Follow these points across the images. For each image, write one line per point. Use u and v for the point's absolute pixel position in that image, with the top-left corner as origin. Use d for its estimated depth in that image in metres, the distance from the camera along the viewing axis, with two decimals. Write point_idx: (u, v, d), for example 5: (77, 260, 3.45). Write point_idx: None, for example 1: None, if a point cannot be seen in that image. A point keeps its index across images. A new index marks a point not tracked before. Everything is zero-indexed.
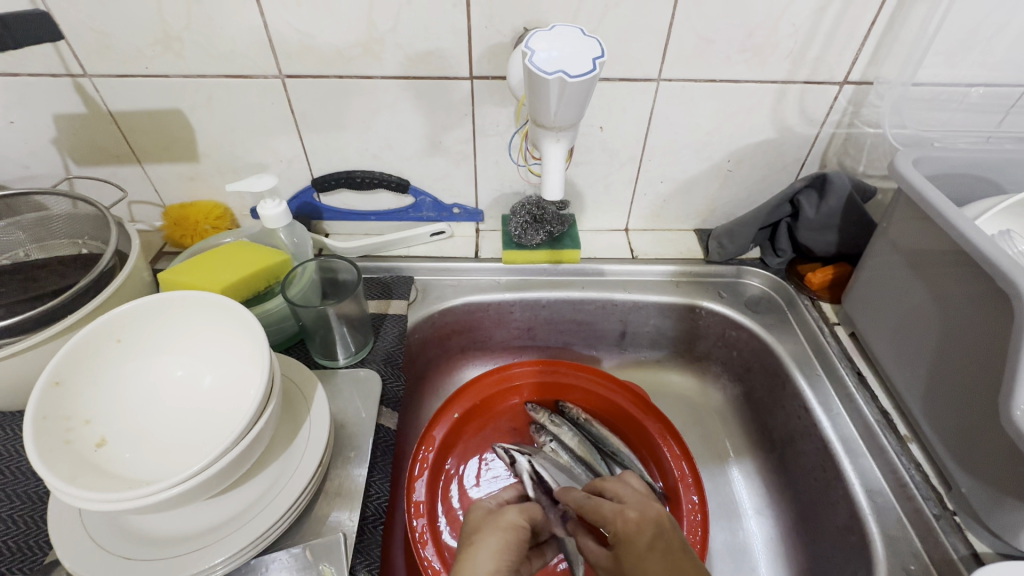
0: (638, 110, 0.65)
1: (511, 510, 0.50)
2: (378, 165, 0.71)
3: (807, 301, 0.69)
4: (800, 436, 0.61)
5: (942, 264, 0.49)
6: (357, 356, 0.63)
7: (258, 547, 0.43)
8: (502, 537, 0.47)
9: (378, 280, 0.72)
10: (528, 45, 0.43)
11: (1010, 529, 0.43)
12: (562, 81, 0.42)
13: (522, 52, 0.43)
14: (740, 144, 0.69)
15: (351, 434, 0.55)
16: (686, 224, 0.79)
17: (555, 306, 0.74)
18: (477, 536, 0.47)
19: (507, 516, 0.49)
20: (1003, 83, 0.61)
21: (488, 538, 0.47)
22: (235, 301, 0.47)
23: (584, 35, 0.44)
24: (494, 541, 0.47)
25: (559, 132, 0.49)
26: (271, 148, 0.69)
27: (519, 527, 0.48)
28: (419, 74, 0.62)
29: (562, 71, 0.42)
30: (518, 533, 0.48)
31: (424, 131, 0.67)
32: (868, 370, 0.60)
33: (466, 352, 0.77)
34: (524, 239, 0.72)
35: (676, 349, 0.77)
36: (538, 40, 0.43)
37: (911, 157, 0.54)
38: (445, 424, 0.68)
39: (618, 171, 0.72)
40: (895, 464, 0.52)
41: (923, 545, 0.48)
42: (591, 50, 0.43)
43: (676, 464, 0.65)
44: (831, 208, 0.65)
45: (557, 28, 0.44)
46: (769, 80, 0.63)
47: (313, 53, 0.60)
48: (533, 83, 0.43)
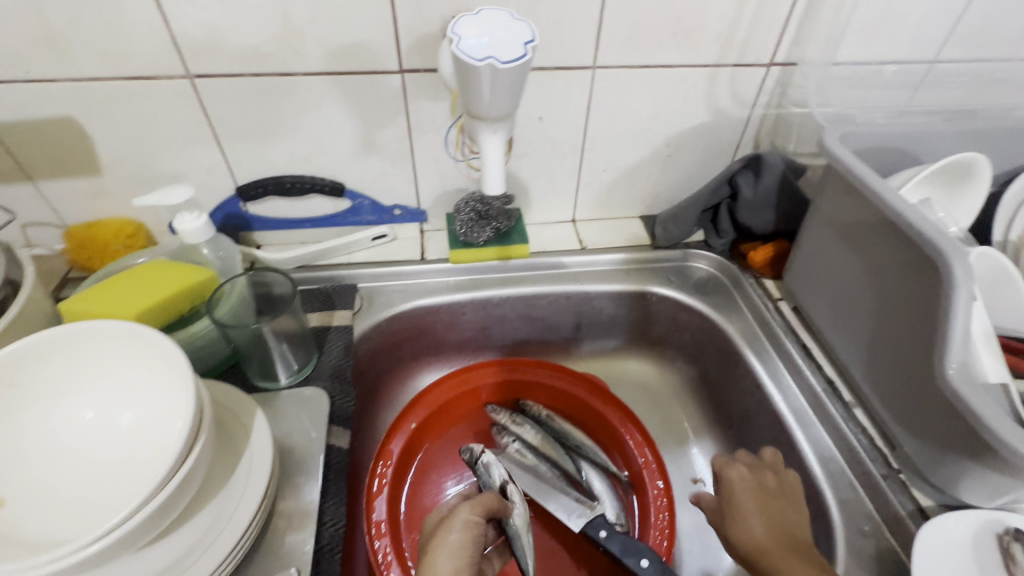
0: (576, 99, 0.65)
1: (463, 507, 0.49)
2: (308, 169, 0.67)
3: (751, 280, 0.70)
4: (754, 412, 0.62)
5: (872, 234, 0.50)
6: (301, 375, 0.59)
7: None
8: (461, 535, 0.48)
9: (319, 291, 0.68)
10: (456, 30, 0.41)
11: (950, 482, 0.45)
12: (494, 69, 0.39)
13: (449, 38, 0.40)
14: (678, 129, 0.70)
15: (299, 459, 0.51)
16: (631, 211, 0.79)
17: (508, 304, 0.72)
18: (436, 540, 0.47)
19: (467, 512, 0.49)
20: (910, 60, 0.65)
21: (449, 534, 0.47)
22: (148, 328, 0.42)
23: (513, 16, 0.41)
24: (453, 538, 0.47)
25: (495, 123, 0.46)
26: (186, 155, 0.63)
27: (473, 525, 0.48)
28: (344, 69, 0.58)
29: (493, 58, 0.39)
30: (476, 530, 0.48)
31: (356, 129, 0.63)
32: (811, 342, 0.62)
33: (420, 358, 0.74)
34: (471, 237, 0.69)
35: (632, 337, 0.77)
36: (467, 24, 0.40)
37: (837, 133, 0.55)
38: (403, 436, 0.65)
39: (561, 162, 0.71)
40: (843, 430, 0.54)
41: (874, 505, 0.49)
42: (522, 33, 0.40)
43: (639, 452, 0.65)
44: (767, 187, 0.67)
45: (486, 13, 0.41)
46: (700, 64, 0.63)
47: (224, 50, 0.55)
48: (463, 74, 0.41)
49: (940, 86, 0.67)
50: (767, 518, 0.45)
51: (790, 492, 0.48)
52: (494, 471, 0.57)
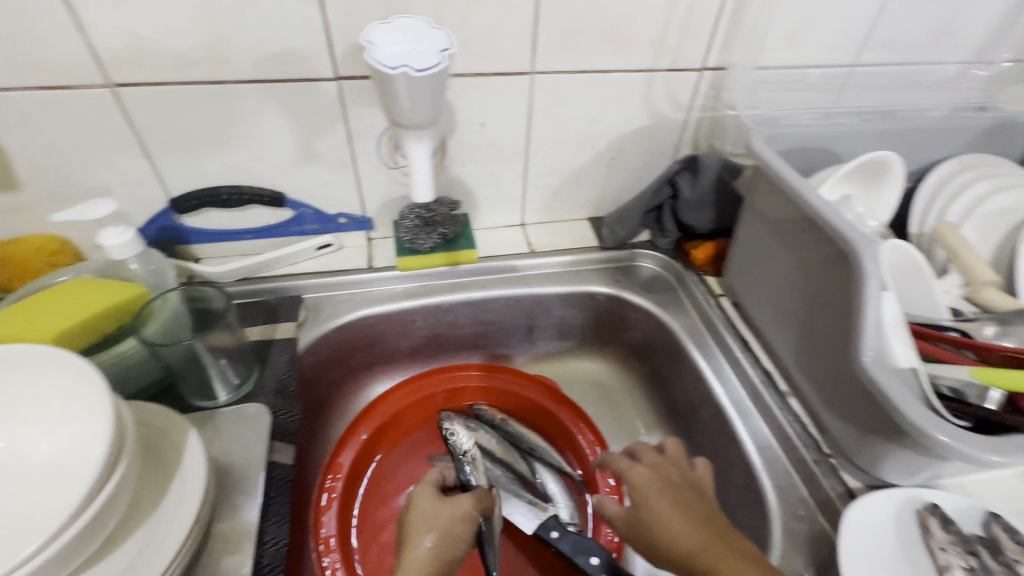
0: (516, 104, 0.65)
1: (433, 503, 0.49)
2: (245, 179, 0.65)
3: (694, 277, 0.72)
4: (699, 406, 0.64)
5: (797, 231, 0.53)
6: (241, 392, 0.57)
7: None
8: (438, 538, 0.46)
9: (261, 304, 0.66)
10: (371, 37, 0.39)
11: (874, 463, 0.48)
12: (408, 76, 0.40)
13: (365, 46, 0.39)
14: (619, 133, 0.71)
15: (239, 477, 0.50)
16: (579, 214, 0.80)
17: (459, 309, 0.72)
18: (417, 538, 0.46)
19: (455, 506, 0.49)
20: (831, 64, 0.68)
21: (422, 541, 0.45)
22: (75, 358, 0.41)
23: (432, 26, 0.42)
24: (428, 545, 0.45)
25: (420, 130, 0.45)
26: (112, 167, 0.60)
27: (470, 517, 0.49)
28: (277, 77, 0.57)
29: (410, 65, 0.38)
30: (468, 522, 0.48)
31: (294, 138, 0.62)
32: (750, 335, 0.64)
33: (372, 368, 0.73)
34: (416, 243, 0.69)
35: (584, 337, 0.78)
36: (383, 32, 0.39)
37: (763, 136, 0.58)
38: (353, 448, 0.64)
39: (506, 167, 0.72)
40: (778, 419, 0.56)
41: (809, 490, 0.51)
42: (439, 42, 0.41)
43: (591, 450, 0.66)
44: (704, 186, 0.69)
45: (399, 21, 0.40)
46: (636, 69, 0.65)
47: (146, 58, 0.53)
48: (382, 81, 0.42)
49: (861, 88, 0.71)
50: (689, 521, 0.42)
51: (694, 481, 0.47)
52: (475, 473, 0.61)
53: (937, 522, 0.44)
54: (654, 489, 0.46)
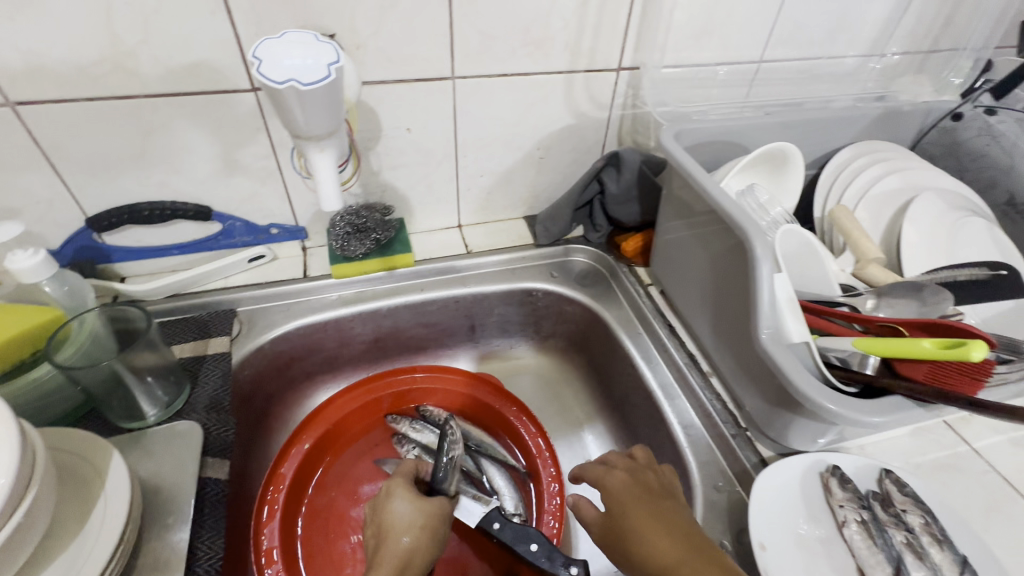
0: (440, 108, 0.66)
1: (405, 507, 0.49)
2: (167, 194, 0.64)
3: (625, 269, 0.75)
4: (632, 391, 0.67)
5: (704, 221, 0.56)
6: (171, 410, 0.56)
7: None
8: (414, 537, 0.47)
9: (192, 319, 0.65)
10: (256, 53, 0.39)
11: (782, 432, 0.51)
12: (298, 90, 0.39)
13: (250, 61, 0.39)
14: (545, 133, 0.73)
15: (168, 497, 0.49)
16: (514, 213, 0.82)
17: (398, 313, 0.73)
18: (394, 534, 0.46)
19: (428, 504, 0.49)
20: (739, 61, 0.72)
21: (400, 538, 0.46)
22: None
23: (317, 39, 0.41)
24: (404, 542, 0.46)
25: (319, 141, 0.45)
26: (21, 188, 0.58)
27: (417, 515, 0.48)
28: (190, 89, 0.56)
29: (295, 80, 0.38)
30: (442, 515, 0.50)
31: (214, 150, 0.62)
32: (675, 320, 0.68)
33: (313, 377, 0.73)
34: (348, 251, 0.69)
35: (525, 333, 0.80)
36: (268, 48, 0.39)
37: (672, 131, 0.61)
38: (295, 458, 0.64)
39: (437, 170, 0.73)
40: (701, 398, 0.59)
41: (728, 462, 0.55)
42: (326, 53, 0.40)
43: (533, 441, 0.68)
44: (628, 181, 0.72)
45: (287, 35, 0.40)
46: (555, 71, 0.67)
47: (47, 74, 0.52)
48: (272, 97, 0.40)
49: (768, 83, 0.76)
50: (660, 530, 0.41)
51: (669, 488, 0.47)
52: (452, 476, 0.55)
53: (837, 482, 0.48)
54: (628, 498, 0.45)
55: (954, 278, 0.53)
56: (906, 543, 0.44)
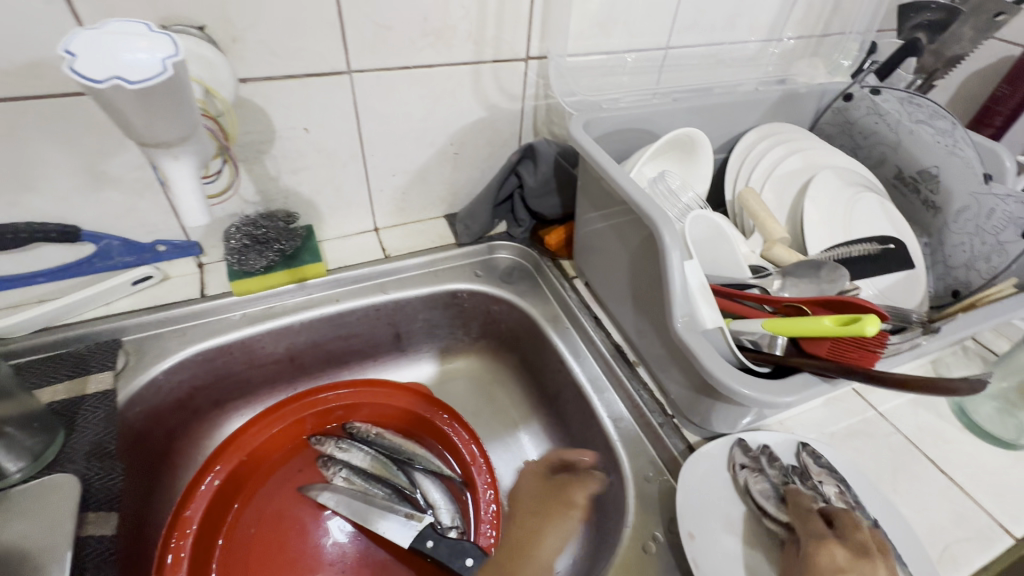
0: (339, 105, 0.62)
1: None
2: (19, 215, 0.55)
3: (549, 263, 0.74)
4: (563, 387, 0.66)
5: (615, 209, 0.55)
6: (41, 464, 0.49)
7: None
8: None
9: (66, 355, 0.57)
10: (70, 48, 0.33)
11: (704, 417, 0.52)
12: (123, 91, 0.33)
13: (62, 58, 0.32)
14: (457, 127, 0.70)
15: (37, 566, 0.43)
16: (434, 212, 0.79)
17: (312, 327, 0.68)
18: None
19: (575, 496, 0.49)
20: (646, 48, 0.72)
21: None
22: None
23: (150, 30, 0.35)
24: None
25: (169, 150, 0.40)
26: None
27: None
28: (31, 93, 0.48)
29: (120, 81, 0.33)
30: None
31: (73, 162, 0.54)
32: (601, 311, 0.67)
33: (222, 405, 0.67)
34: (247, 266, 0.63)
35: (454, 336, 0.77)
36: (83, 43, 0.32)
37: (582, 121, 0.60)
38: (203, 497, 0.58)
39: (344, 172, 0.68)
40: (628, 388, 0.59)
41: (657, 451, 0.55)
42: (160, 48, 0.34)
43: (466, 449, 0.65)
44: (545, 174, 0.71)
45: (111, 24, 0.34)
46: (460, 62, 0.64)
47: None
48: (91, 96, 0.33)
49: (675, 69, 0.77)
50: None
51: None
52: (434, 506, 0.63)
53: (765, 460, 0.49)
54: (838, 569, 0.38)
55: (850, 254, 0.56)
56: None
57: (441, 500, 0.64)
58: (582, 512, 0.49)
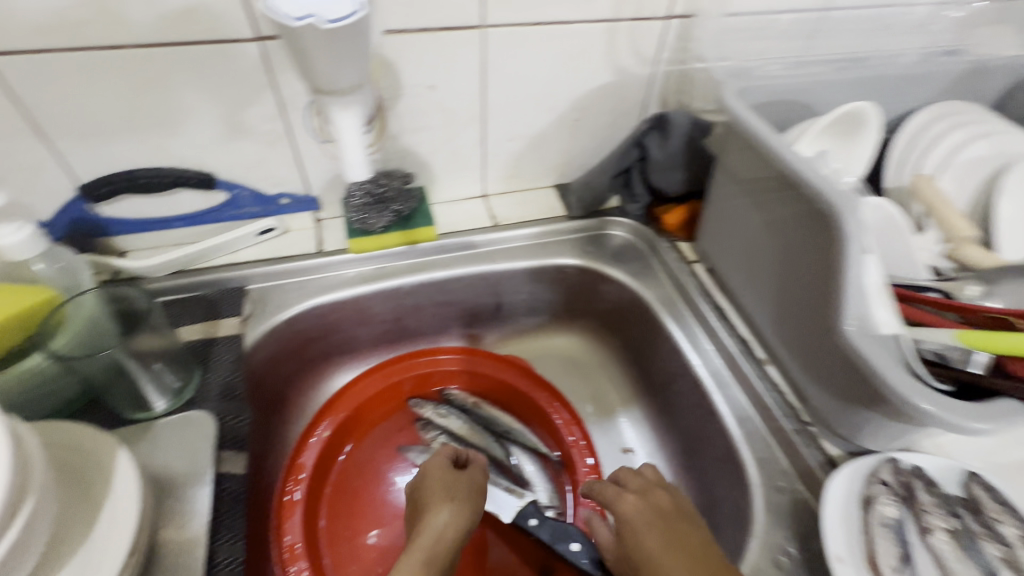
0: (466, 64, 0.59)
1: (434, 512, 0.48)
2: (165, 160, 0.57)
3: (666, 244, 0.69)
4: (675, 377, 0.62)
5: (766, 189, 0.50)
6: (181, 399, 0.52)
7: None
8: (452, 512, 0.47)
9: (199, 299, 0.60)
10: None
11: (853, 430, 0.46)
12: (317, 29, 0.33)
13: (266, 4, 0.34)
14: (582, 91, 0.66)
15: (181, 495, 0.46)
16: (544, 181, 0.75)
17: (420, 291, 0.67)
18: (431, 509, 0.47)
19: (454, 487, 0.50)
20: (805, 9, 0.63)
21: (442, 513, 0.46)
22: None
23: None
24: (445, 518, 0.46)
25: (344, 97, 0.40)
26: (3, 152, 0.52)
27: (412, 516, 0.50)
28: (186, 38, 0.49)
29: (315, 18, 0.33)
30: (472, 504, 0.49)
31: (215, 110, 0.55)
32: (725, 302, 0.62)
33: (330, 359, 0.68)
34: (368, 224, 0.63)
35: (555, 312, 0.74)
36: None
37: (735, 88, 0.54)
38: (315, 447, 0.60)
39: (462, 133, 0.66)
40: (757, 388, 0.54)
41: (789, 460, 0.50)
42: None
43: (568, 430, 0.63)
44: (675, 147, 0.65)
45: None
46: (597, 19, 0.59)
47: (20, 19, 0.45)
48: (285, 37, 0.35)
49: (835, 35, 0.67)
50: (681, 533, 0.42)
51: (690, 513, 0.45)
52: (530, 483, 0.63)
53: (920, 486, 0.44)
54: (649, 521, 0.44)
55: None
56: (1003, 559, 0.40)
57: (536, 476, 0.63)
58: (471, 497, 0.50)
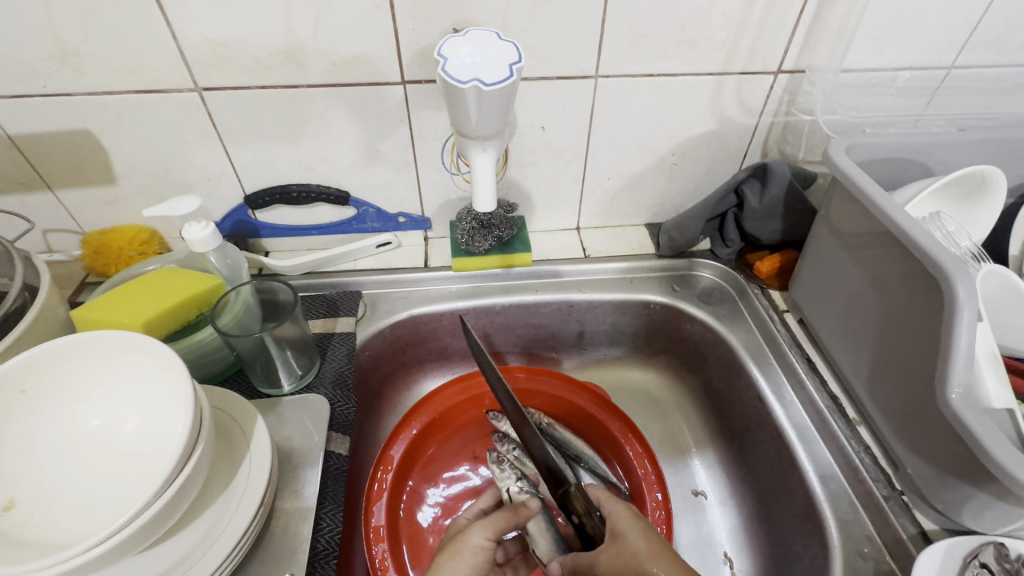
0: (577, 108, 0.64)
1: (478, 529, 0.50)
2: (314, 177, 0.68)
3: (757, 290, 0.69)
4: (755, 425, 0.61)
5: (874, 246, 0.50)
6: (303, 381, 0.60)
7: None
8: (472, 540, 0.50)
9: (323, 297, 0.69)
10: (445, 51, 0.43)
11: (952, 506, 0.44)
12: (478, 90, 0.41)
13: (437, 60, 0.42)
14: (683, 137, 0.69)
15: (299, 464, 0.53)
16: (636, 219, 0.79)
17: (511, 311, 0.72)
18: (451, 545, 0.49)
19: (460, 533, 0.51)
20: (926, 67, 0.62)
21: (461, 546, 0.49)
22: (157, 338, 0.43)
23: (500, 39, 0.43)
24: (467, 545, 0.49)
25: (484, 141, 0.48)
26: (196, 164, 0.64)
27: (482, 550, 0.49)
28: (348, 81, 0.59)
29: (478, 80, 0.41)
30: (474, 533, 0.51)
31: (359, 140, 0.64)
32: (816, 355, 0.61)
33: (423, 364, 0.75)
34: (472, 246, 0.70)
35: (635, 345, 0.76)
36: (458, 46, 0.42)
37: (843, 144, 0.54)
38: (403, 441, 0.65)
39: (565, 170, 0.71)
40: (845, 448, 0.53)
41: (875, 528, 0.49)
42: (508, 56, 0.42)
43: (639, 462, 0.64)
44: (774, 197, 0.66)
45: (473, 33, 0.43)
46: (705, 72, 0.62)
47: (230, 63, 0.56)
48: (451, 94, 0.43)
49: (958, 93, 0.65)
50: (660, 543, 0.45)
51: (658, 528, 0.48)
52: None
53: None
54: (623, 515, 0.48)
55: None
56: None
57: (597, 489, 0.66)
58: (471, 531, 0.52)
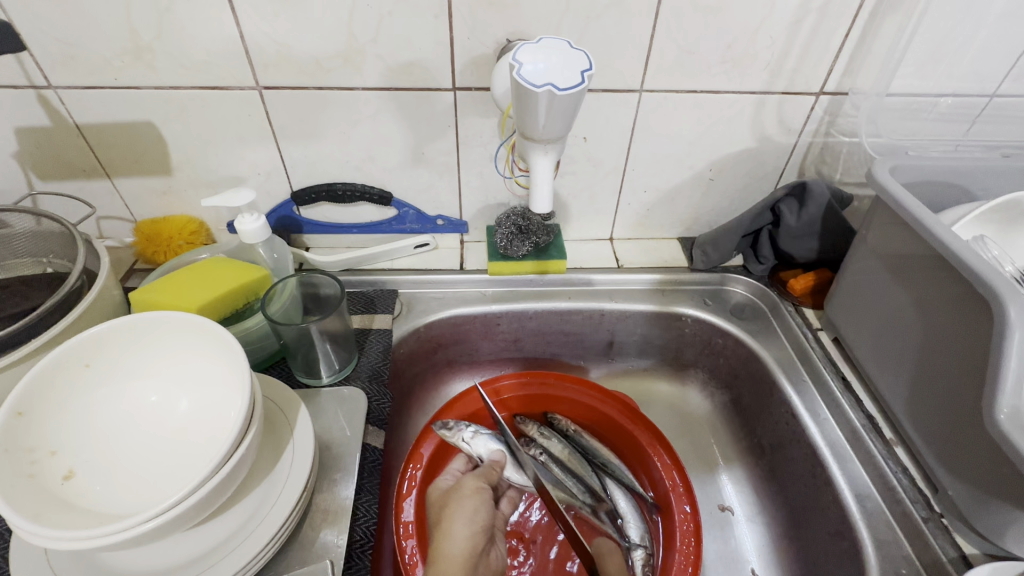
0: (620, 121, 0.66)
1: (469, 476, 0.58)
2: (359, 177, 0.70)
3: (790, 308, 0.70)
4: (788, 442, 0.61)
5: (921, 268, 0.50)
6: (341, 374, 0.61)
7: (249, 571, 0.42)
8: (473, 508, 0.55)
9: (362, 294, 0.71)
10: (516, 57, 0.44)
11: (997, 531, 0.44)
12: (552, 94, 0.43)
13: (509, 64, 0.44)
14: (721, 154, 0.70)
15: (337, 455, 0.54)
16: (670, 232, 0.80)
17: (543, 316, 0.73)
18: (451, 515, 0.53)
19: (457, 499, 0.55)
20: (969, 94, 0.63)
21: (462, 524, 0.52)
22: (216, 323, 0.44)
23: (570, 47, 0.45)
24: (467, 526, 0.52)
25: (547, 145, 0.50)
26: (249, 160, 0.67)
27: (479, 490, 0.57)
28: (401, 85, 0.61)
29: (551, 85, 0.43)
30: (472, 502, 0.55)
31: (407, 142, 0.66)
32: (851, 375, 0.61)
33: (453, 365, 0.76)
34: (510, 250, 0.71)
35: (664, 358, 0.76)
36: (526, 53, 0.44)
37: (888, 165, 0.55)
38: (433, 439, 0.65)
39: (603, 180, 0.72)
40: (883, 469, 0.53)
41: (915, 550, 0.48)
42: (578, 63, 0.44)
43: (667, 474, 0.64)
44: (811, 216, 0.67)
45: (544, 41, 0.45)
46: (748, 91, 0.63)
47: (291, 64, 0.58)
48: (522, 97, 0.44)
49: (1000, 121, 0.65)
50: None
51: None
52: (620, 509, 0.65)
53: None
54: None
55: None
56: None
57: (623, 495, 0.65)
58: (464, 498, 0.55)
